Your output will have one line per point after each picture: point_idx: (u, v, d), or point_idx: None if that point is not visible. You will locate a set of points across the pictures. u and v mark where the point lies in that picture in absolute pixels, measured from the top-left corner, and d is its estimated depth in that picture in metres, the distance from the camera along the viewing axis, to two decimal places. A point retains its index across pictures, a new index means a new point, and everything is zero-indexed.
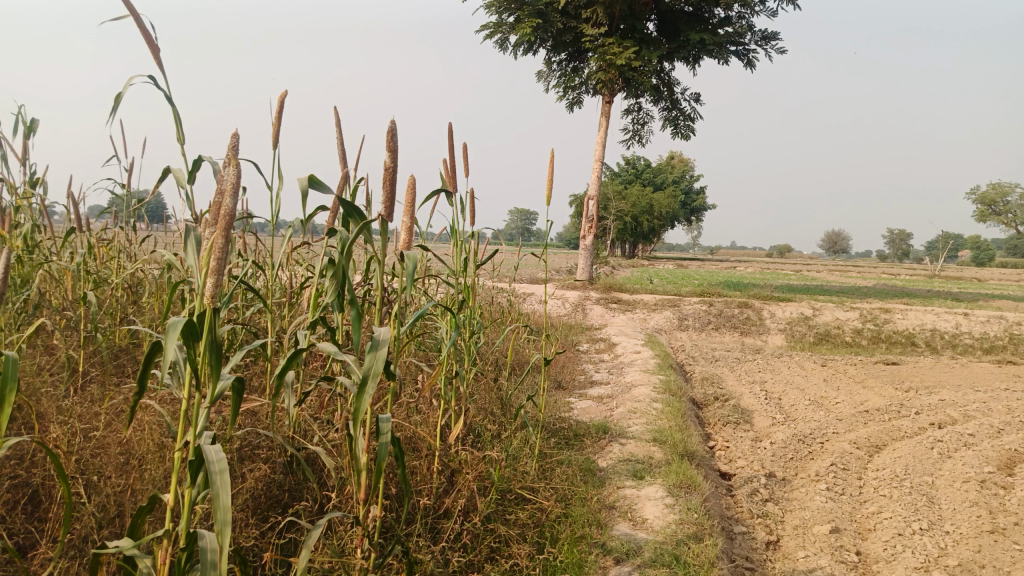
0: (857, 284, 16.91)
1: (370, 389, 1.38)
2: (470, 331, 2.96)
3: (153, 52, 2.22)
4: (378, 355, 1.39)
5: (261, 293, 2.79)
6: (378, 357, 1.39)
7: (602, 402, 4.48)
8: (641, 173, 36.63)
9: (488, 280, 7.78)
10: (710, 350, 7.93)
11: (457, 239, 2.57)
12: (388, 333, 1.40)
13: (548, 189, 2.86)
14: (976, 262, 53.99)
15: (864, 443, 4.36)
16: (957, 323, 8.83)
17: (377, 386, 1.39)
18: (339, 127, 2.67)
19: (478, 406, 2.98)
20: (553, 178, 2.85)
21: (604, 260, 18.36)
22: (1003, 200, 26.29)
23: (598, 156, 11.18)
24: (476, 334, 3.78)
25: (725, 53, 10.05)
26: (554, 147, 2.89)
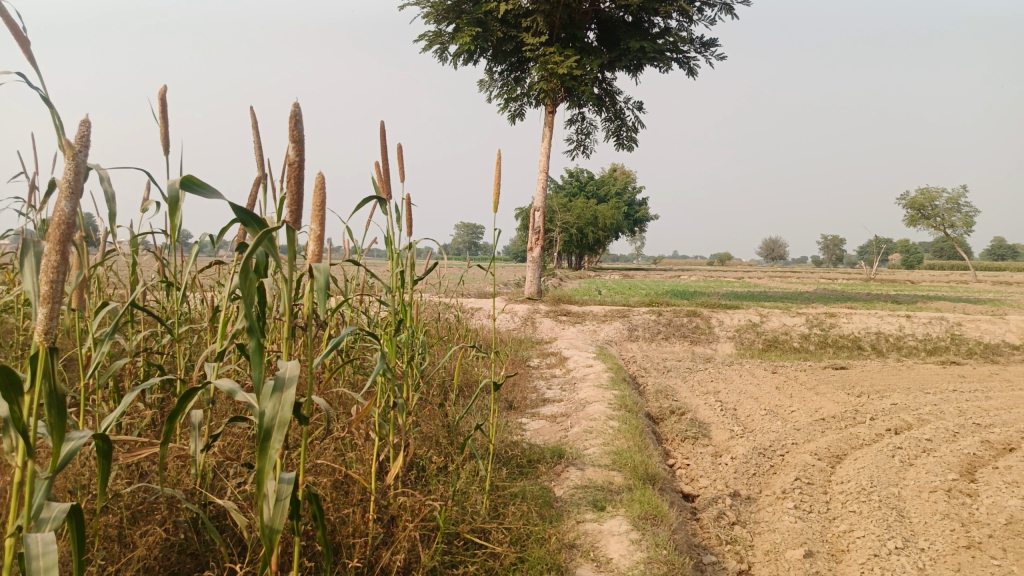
0: (799, 289, 17.19)
1: (276, 441, 1.09)
2: (409, 355, 2.70)
3: (30, 48, 1.93)
4: (287, 397, 1.11)
5: (169, 318, 2.46)
6: (285, 404, 1.11)
7: (555, 422, 4.25)
8: (584, 184, 36.81)
9: (434, 296, 7.50)
10: (662, 361, 7.80)
11: (393, 253, 2.27)
12: (298, 369, 1.12)
13: (493, 196, 2.60)
14: (907, 265, 56.01)
15: (826, 453, 4.23)
16: (900, 325, 8.92)
17: (283, 438, 1.11)
18: (256, 126, 2.35)
19: (419, 437, 2.72)
20: (498, 184, 2.59)
21: (550, 273, 18.23)
22: (932, 205, 27.26)
23: (542, 167, 11.01)
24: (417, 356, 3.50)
25: (666, 61, 10.02)
26: (499, 149, 2.62)
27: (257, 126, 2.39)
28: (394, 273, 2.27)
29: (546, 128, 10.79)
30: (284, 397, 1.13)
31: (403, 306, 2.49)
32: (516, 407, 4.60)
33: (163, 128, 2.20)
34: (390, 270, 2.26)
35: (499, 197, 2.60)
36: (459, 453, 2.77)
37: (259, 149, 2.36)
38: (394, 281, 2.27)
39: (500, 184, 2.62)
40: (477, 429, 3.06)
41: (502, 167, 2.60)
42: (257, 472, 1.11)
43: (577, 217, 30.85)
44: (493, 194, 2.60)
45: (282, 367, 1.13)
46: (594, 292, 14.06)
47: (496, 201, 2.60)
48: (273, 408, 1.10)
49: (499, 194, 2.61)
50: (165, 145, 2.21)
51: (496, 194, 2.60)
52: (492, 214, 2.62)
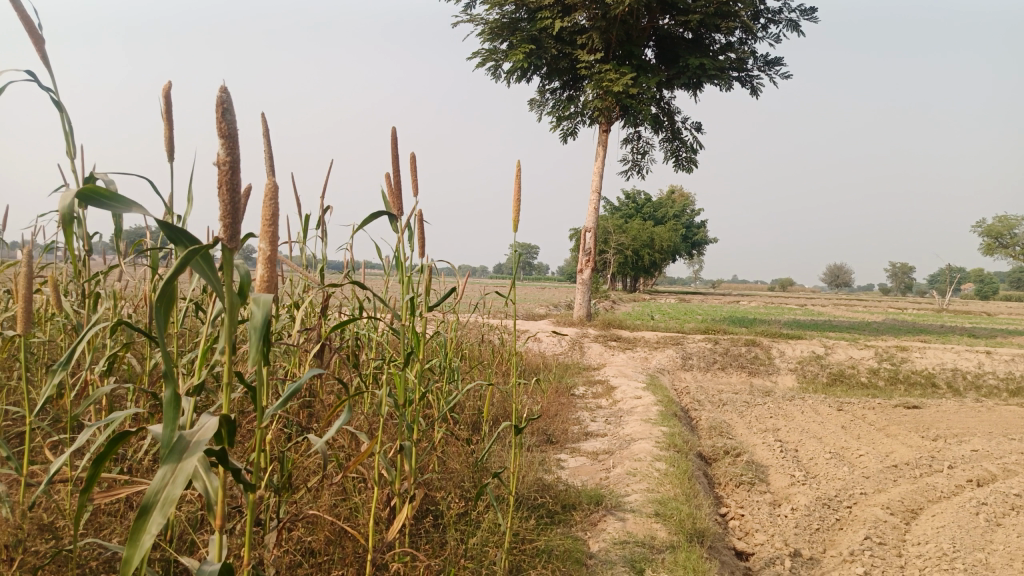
0: (867, 320, 16.39)
1: (156, 522, 0.89)
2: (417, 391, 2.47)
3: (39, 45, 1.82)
4: (186, 470, 0.91)
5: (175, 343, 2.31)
6: (180, 479, 0.90)
7: (597, 460, 3.95)
8: (641, 206, 36.23)
9: (478, 318, 7.28)
10: (717, 393, 7.37)
11: (404, 274, 2.03)
12: (213, 435, 0.93)
13: (516, 213, 2.36)
14: (982, 296, 53.41)
15: (899, 506, 3.80)
16: (980, 362, 8.28)
17: (167, 520, 0.90)
18: (268, 130, 2.17)
19: (435, 482, 2.48)
20: (520, 198, 2.35)
21: (603, 296, 17.84)
22: (1011, 233, 25.85)
23: (596, 187, 10.72)
24: (442, 390, 3.26)
25: (728, 79, 9.64)
26: (520, 161, 2.40)
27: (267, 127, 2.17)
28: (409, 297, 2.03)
29: (600, 147, 10.51)
30: (185, 467, 0.92)
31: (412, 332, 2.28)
32: (555, 441, 4.31)
33: (168, 127, 2.03)
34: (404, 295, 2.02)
35: (521, 215, 2.35)
36: (480, 504, 2.48)
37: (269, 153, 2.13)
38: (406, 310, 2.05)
39: (524, 198, 2.37)
40: (500, 476, 2.71)
41: (524, 182, 2.37)
42: (131, 558, 0.90)
43: (634, 238, 30.32)
44: (515, 208, 2.36)
45: (194, 428, 0.93)
46: (648, 317, 13.62)
47: (518, 217, 2.36)
48: (168, 479, 0.91)
49: (521, 209, 2.36)
50: (168, 148, 2.05)
51: (518, 212, 2.36)
52: (514, 230, 2.38)
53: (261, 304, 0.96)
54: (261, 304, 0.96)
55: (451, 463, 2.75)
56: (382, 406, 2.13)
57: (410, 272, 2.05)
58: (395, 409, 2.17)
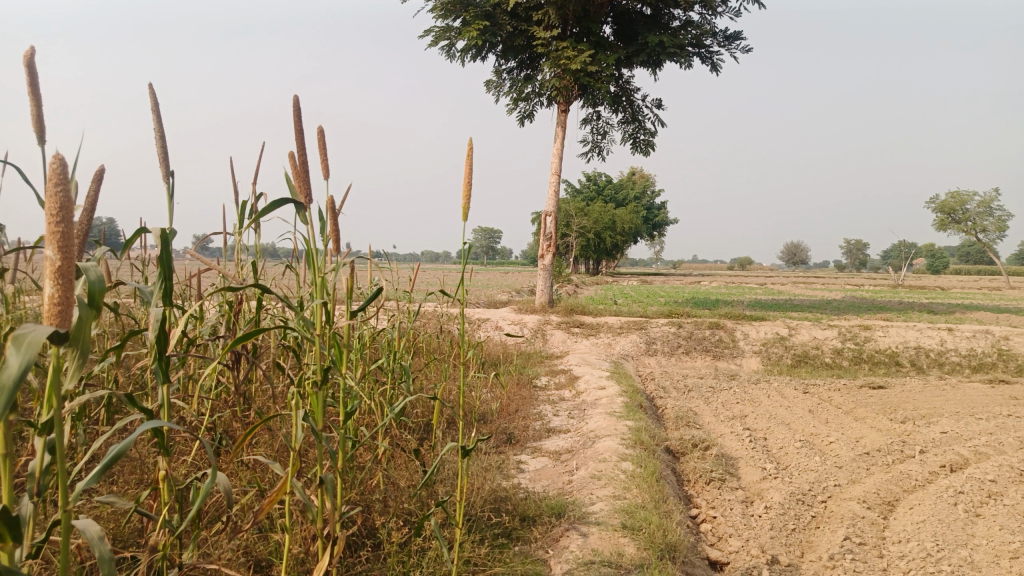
0: (827, 298, 16.49)
1: None
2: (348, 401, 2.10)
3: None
4: None
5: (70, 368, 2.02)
6: None
7: (559, 461, 3.69)
8: (602, 188, 36.06)
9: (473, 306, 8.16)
10: (682, 378, 7.20)
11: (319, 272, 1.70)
12: None
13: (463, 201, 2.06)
14: (934, 270, 54.74)
15: (874, 499, 3.63)
16: (942, 340, 8.25)
17: None
18: (158, 105, 1.86)
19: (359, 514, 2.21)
20: (468, 183, 2.06)
21: (565, 280, 17.65)
22: (963, 209, 26.32)
23: (555, 169, 10.44)
24: (381, 408, 2.95)
25: (687, 56, 9.41)
26: (469, 138, 2.12)
27: (156, 103, 1.87)
28: (320, 299, 1.69)
29: (559, 128, 10.23)
30: None
31: (335, 341, 1.95)
32: (516, 441, 4.04)
33: (35, 105, 1.49)
34: (315, 297, 1.69)
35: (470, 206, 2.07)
36: (421, 538, 2.20)
37: (161, 137, 1.85)
38: (319, 315, 1.72)
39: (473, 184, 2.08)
40: (446, 501, 2.36)
41: (475, 165, 2.08)
42: None
43: (596, 221, 30.10)
44: (463, 194, 2.07)
45: None
46: (612, 300, 13.44)
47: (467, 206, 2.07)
48: None
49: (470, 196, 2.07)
50: (37, 130, 1.50)
51: (466, 197, 2.07)
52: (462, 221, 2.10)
53: (24, 348, 0.80)
54: (28, 348, 0.79)
55: (394, 489, 2.42)
56: (296, 438, 1.64)
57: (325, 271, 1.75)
58: (316, 440, 1.65)
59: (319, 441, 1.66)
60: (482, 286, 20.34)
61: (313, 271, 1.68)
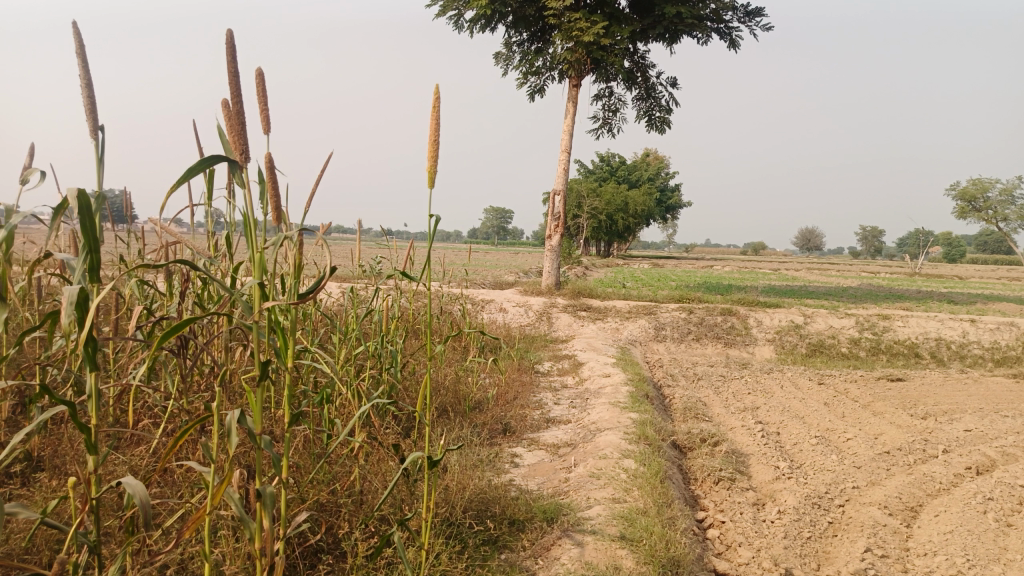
0: (841, 286, 16.14)
1: None
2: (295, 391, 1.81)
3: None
4: None
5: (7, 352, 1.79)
6: None
7: (557, 455, 3.45)
8: (615, 168, 35.52)
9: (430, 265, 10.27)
10: (691, 366, 6.92)
11: (255, 245, 1.43)
12: None
13: (428, 166, 1.80)
14: (950, 259, 54.05)
15: (897, 504, 3.36)
16: (964, 331, 7.92)
17: None
18: (83, 48, 1.58)
19: (318, 516, 1.98)
20: (432, 144, 1.79)
21: (574, 262, 17.33)
22: (984, 196, 25.69)
23: (566, 147, 10.11)
24: (353, 397, 2.72)
25: (705, 30, 9.03)
26: (437, 86, 1.85)
27: (81, 45, 1.59)
28: (261, 281, 1.43)
29: (571, 104, 9.89)
30: None
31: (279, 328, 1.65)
32: (512, 432, 3.78)
33: None
34: (255, 278, 1.43)
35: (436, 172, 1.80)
36: (387, 551, 1.98)
37: (88, 88, 1.57)
38: (259, 302, 1.45)
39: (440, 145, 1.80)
40: (415, 513, 2.11)
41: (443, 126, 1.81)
42: None
43: (608, 203, 29.67)
44: (428, 156, 1.80)
45: None
46: (621, 284, 13.13)
47: (433, 171, 1.80)
48: None
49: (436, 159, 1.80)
50: None
51: (431, 161, 1.80)
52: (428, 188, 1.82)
53: None
54: None
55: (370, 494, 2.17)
56: (231, 440, 1.32)
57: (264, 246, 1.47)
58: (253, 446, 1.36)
59: (258, 447, 1.38)
60: (489, 266, 20.01)
61: (252, 247, 1.40)
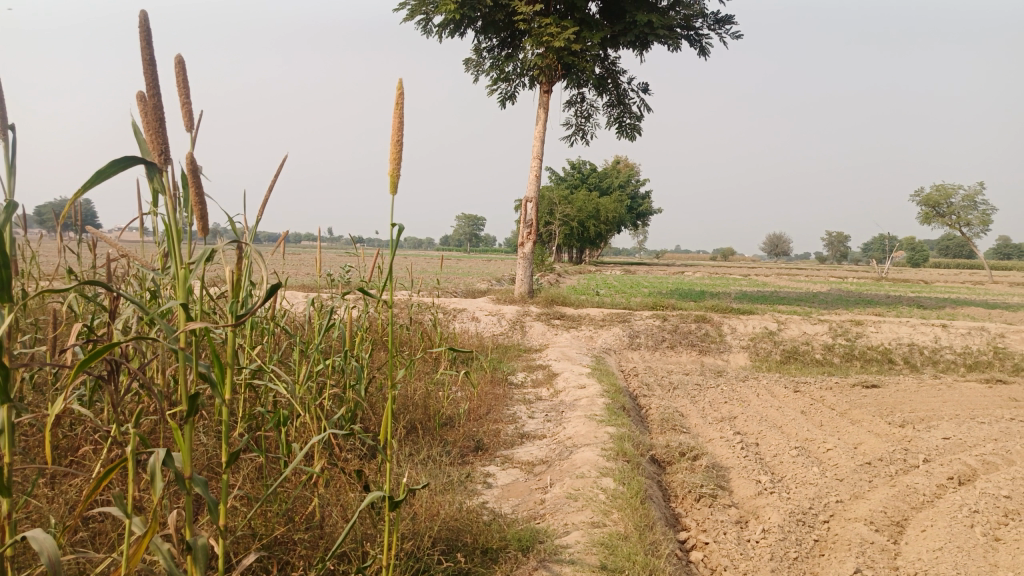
0: (812, 291, 16.24)
1: None
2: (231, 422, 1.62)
3: None
4: None
5: None
6: None
7: (531, 474, 3.29)
8: (586, 175, 35.56)
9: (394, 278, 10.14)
10: (667, 375, 6.82)
11: (178, 260, 1.24)
12: None
13: (391, 169, 1.63)
14: (913, 264, 55.04)
15: (882, 519, 3.25)
16: (936, 336, 7.93)
17: None
18: None
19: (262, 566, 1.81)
20: (395, 146, 1.62)
21: (546, 269, 17.22)
22: (948, 202, 26.14)
23: (537, 153, 9.99)
24: (311, 423, 2.54)
25: (676, 36, 8.97)
26: (399, 79, 1.69)
27: None
28: (186, 302, 1.23)
29: (542, 110, 9.77)
30: None
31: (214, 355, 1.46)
32: (484, 450, 3.61)
33: None
34: (178, 298, 1.23)
35: (400, 177, 1.64)
36: None
37: None
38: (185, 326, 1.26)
39: (403, 146, 1.64)
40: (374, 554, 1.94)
41: (407, 126, 1.65)
42: None
43: (579, 210, 29.64)
44: (391, 158, 1.64)
45: None
46: (594, 291, 13.04)
47: (396, 176, 1.64)
48: None
49: (398, 162, 1.63)
50: None
51: (393, 164, 1.63)
52: (390, 195, 1.66)
53: None
54: None
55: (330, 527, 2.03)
56: (155, 486, 1.17)
57: (192, 261, 1.28)
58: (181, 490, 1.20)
59: (188, 491, 1.22)
60: (461, 273, 19.77)
61: (176, 262, 1.21)
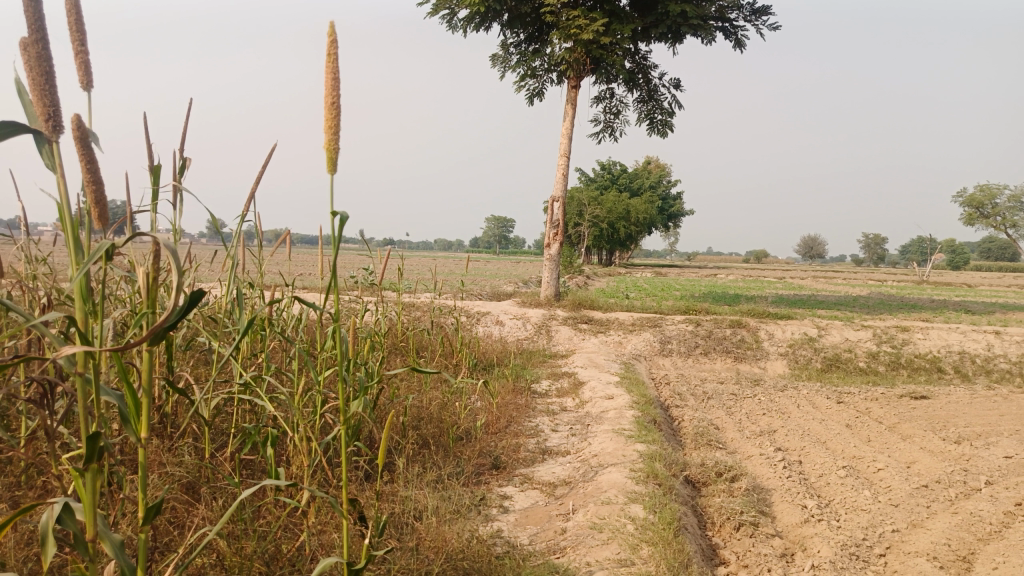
0: (852, 294, 15.67)
1: None
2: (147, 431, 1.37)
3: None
4: None
5: None
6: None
7: (552, 496, 3.01)
8: (617, 176, 35.12)
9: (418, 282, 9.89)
10: (700, 383, 6.48)
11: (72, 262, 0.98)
12: None
13: (327, 143, 1.42)
14: (955, 266, 53.57)
15: (947, 554, 2.89)
16: (989, 344, 7.46)
17: None
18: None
19: None
20: (330, 114, 1.41)
21: (574, 271, 16.92)
22: (993, 202, 25.25)
23: (565, 151, 9.69)
24: (305, 438, 2.33)
25: (711, 27, 8.59)
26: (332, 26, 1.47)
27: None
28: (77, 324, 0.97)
29: (570, 106, 9.47)
30: None
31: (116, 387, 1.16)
32: (503, 468, 3.33)
33: None
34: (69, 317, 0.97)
35: (337, 150, 1.42)
36: None
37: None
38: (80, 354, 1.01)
39: (339, 116, 1.44)
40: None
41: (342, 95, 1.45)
42: None
43: (610, 211, 29.21)
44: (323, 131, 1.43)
45: None
46: (624, 294, 12.70)
47: (332, 150, 1.42)
48: None
49: (333, 133, 1.43)
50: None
51: (329, 134, 1.42)
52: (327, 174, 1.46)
53: None
54: None
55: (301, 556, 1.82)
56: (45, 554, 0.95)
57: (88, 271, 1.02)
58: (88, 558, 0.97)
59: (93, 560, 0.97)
60: (488, 276, 19.47)
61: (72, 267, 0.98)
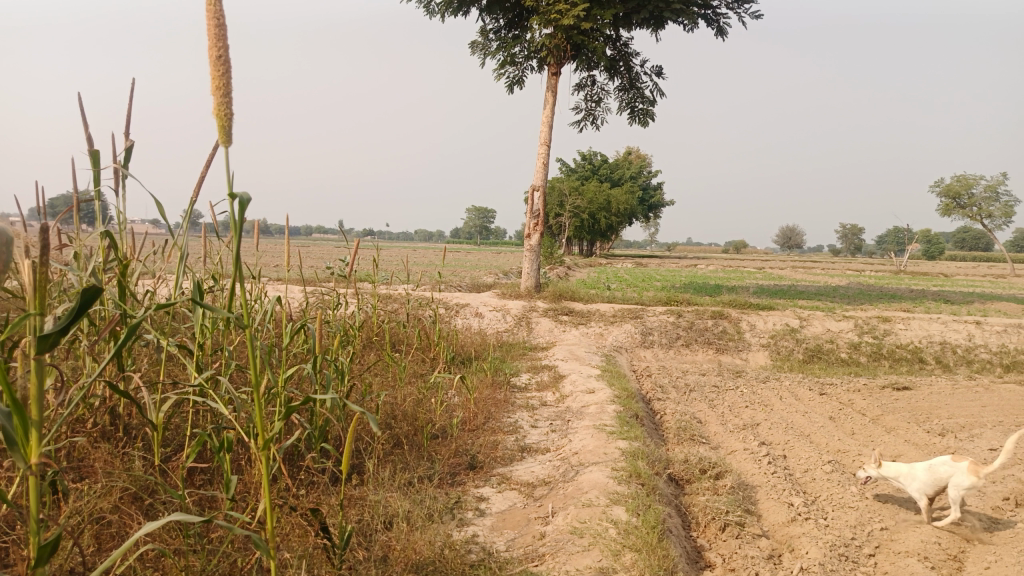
0: (831, 284, 15.70)
1: None
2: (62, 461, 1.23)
3: None
4: None
5: None
6: None
7: (530, 497, 2.88)
8: (597, 167, 35.04)
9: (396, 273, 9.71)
10: (682, 375, 6.39)
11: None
12: None
13: (217, 108, 1.31)
14: (931, 257, 54.17)
15: (938, 553, 2.80)
16: (970, 334, 7.44)
17: None
18: None
19: None
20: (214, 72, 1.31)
21: (554, 262, 16.78)
22: (969, 192, 25.46)
23: (545, 139, 9.54)
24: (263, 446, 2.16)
25: (692, 13, 8.47)
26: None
27: None
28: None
29: (551, 94, 9.33)
30: None
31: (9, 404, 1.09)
32: (480, 468, 3.19)
33: None
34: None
35: (227, 115, 1.32)
36: None
37: None
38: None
39: (227, 77, 1.33)
40: None
41: (229, 48, 1.34)
42: None
43: (590, 201, 29.11)
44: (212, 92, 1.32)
45: None
46: (605, 285, 12.60)
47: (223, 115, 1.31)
48: None
49: (223, 96, 1.32)
50: None
51: (217, 97, 1.31)
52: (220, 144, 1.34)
53: None
54: None
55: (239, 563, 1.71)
56: None
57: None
58: None
59: None
60: (469, 267, 19.28)
61: None
